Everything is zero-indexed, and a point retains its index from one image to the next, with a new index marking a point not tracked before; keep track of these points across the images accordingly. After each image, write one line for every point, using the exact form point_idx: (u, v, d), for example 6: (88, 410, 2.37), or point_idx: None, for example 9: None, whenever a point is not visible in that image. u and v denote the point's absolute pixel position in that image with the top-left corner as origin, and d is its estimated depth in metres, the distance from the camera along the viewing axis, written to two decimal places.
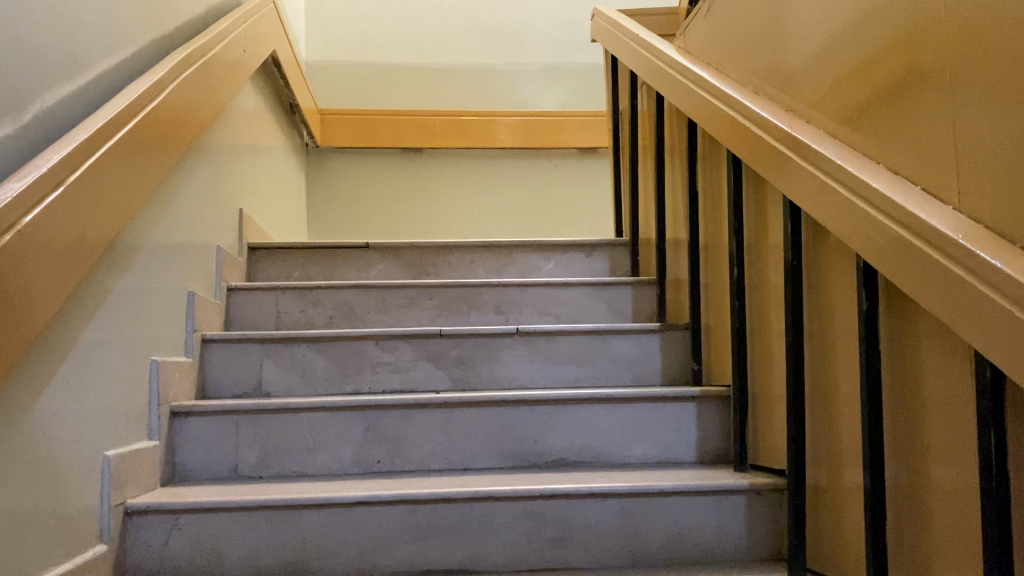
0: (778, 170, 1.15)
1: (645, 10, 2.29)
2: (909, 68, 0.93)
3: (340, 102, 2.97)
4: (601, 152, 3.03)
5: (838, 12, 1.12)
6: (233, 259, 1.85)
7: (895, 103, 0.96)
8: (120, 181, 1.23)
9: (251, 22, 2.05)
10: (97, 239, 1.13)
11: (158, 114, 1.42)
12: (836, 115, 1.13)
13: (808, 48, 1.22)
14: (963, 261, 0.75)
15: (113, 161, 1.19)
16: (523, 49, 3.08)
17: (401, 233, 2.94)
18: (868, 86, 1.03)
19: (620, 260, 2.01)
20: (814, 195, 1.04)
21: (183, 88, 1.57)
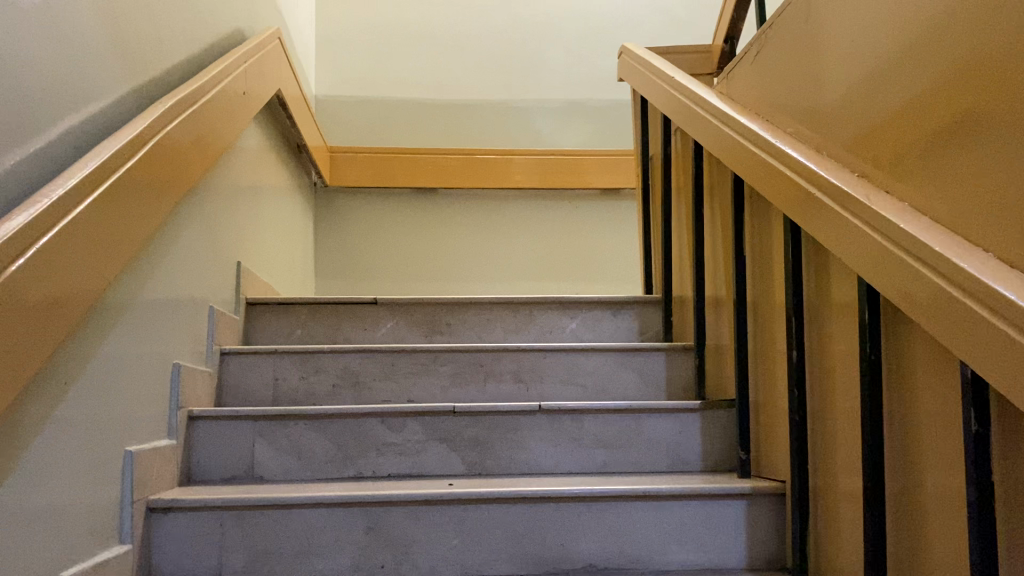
0: (802, 208, 1.10)
1: (676, 48, 2.15)
2: (942, 106, 0.89)
3: (351, 139, 2.84)
4: (624, 194, 2.88)
5: (880, 47, 1.04)
6: (229, 319, 1.69)
7: (927, 143, 0.92)
8: (92, 246, 1.07)
9: (257, 60, 1.91)
10: (59, 321, 0.97)
11: (146, 166, 1.27)
12: (874, 157, 1.05)
13: (846, 85, 1.14)
14: (1001, 311, 0.71)
15: (83, 226, 1.04)
16: (543, 85, 2.94)
17: (410, 280, 2.80)
18: (911, 126, 0.96)
19: (651, 320, 1.84)
20: (856, 246, 0.96)
21: (176, 136, 1.43)
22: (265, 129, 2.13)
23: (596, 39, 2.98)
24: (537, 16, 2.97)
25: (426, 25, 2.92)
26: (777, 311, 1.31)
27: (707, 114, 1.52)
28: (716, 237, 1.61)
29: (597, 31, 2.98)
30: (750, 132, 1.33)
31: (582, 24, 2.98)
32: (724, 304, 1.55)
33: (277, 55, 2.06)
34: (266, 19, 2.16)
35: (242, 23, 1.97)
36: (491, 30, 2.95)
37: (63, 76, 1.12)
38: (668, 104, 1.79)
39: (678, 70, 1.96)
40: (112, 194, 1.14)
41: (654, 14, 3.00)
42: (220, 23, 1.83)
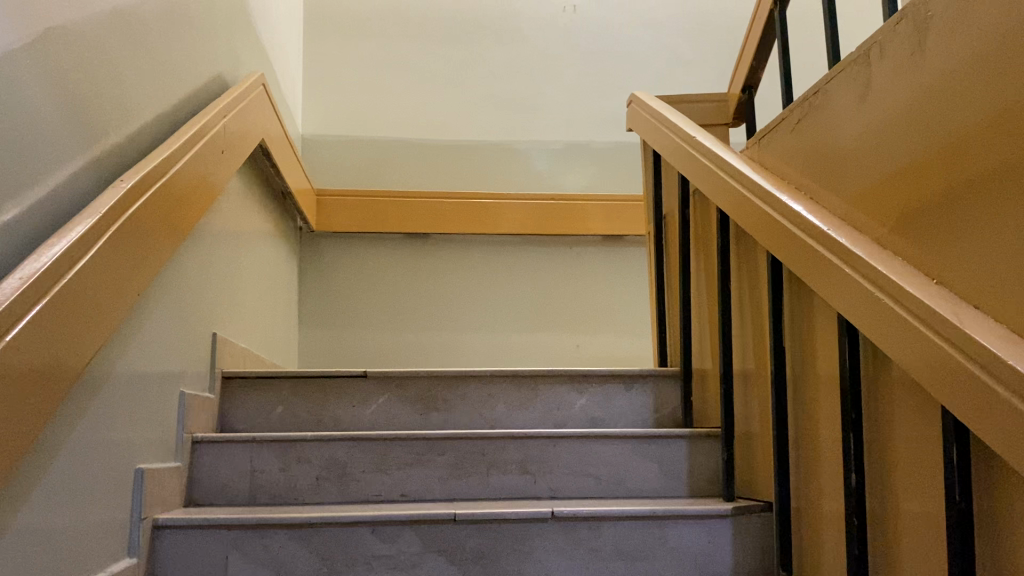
0: (831, 284, 1.02)
1: (689, 96, 2.02)
2: (993, 186, 0.81)
3: (340, 181, 2.68)
4: (626, 241, 2.74)
5: (914, 111, 0.96)
6: (202, 399, 1.52)
7: (975, 226, 0.84)
8: (57, 350, 0.90)
9: (240, 109, 1.76)
10: (12, 451, 0.81)
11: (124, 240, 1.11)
12: (922, 231, 0.94)
13: (882, 148, 1.03)
14: None
15: (47, 329, 0.88)
16: (542, 125, 2.80)
17: (402, 331, 2.63)
18: (969, 203, 0.85)
19: (666, 396, 1.68)
20: (944, 369, 0.80)
21: (158, 201, 1.27)
22: (247, 179, 1.97)
23: (598, 79, 2.85)
24: (536, 53, 2.84)
25: (420, 62, 2.78)
26: (825, 417, 1.15)
27: (729, 177, 1.37)
28: (744, 314, 1.46)
29: (598, 69, 2.85)
30: (785, 205, 1.17)
31: (585, 62, 2.85)
32: (756, 390, 1.40)
33: (263, 101, 1.91)
34: (251, 61, 2.01)
35: (224, 69, 1.82)
36: (488, 68, 2.81)
37: (31, 146, 0.97)
38: (683, 161, 1.64)
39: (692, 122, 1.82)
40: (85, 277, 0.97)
41: (657, 53, 2.88)
42: (200, 69, 1.68)
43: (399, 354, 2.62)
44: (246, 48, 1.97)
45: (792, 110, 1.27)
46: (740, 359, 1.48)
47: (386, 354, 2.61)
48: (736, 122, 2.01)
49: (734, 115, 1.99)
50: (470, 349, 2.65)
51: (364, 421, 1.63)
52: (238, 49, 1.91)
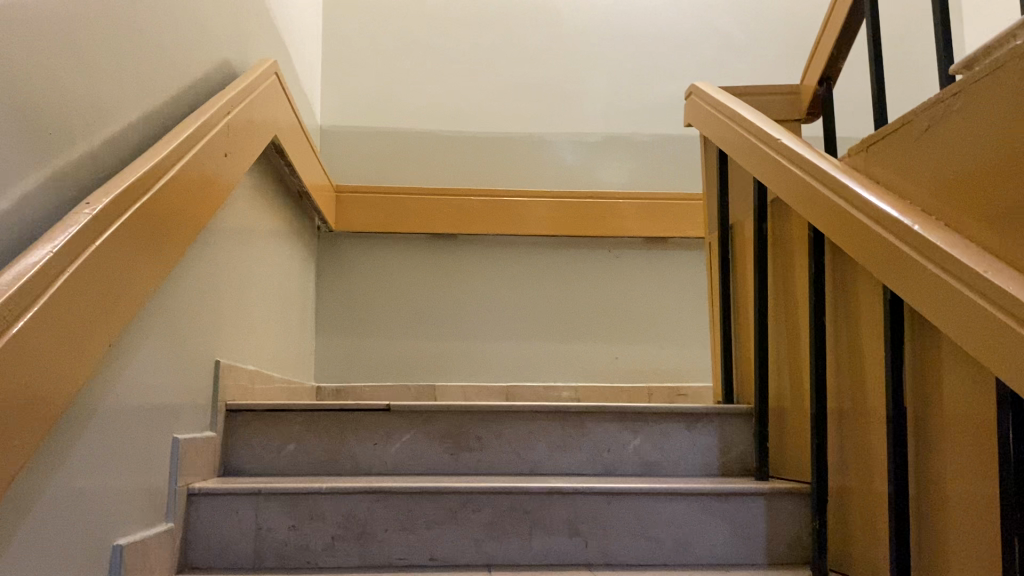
0: (988, 341, 0.80)
1: (757, 88, 1.78)
2: None
3: (361, 175, 2.46)
4: (671, 244, 2.51)
5: None
6: (200, 440, 1.31)
7: None
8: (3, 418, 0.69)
9: (250, 101, 1.54)
10: None
11: (111, 260, 0.90)
12: None
13: None
14: None
15: None
16: (582, 116, 2.56)
17: (426, 341, 2.42)
18: None
19: (733, 437, 1.46)
20: None
21: (156, 211, 1.06)
22: (258, 179, 1.75)
23: (641, 66, 2.61)
24: (573, 37, 2.60)
25: (448, 46, 2.55)
26: (965, 501, 0.92)
27: (833, 193, 1.13)
28: (841, 353, 1.24)
29: (642, 55, 2.61)
30: (923, 237, 0.93)
31: (627, 48, 2.61)
32: (859, 447, 1.18)
33: (276, 91, 1.69)
34: (261, 47, 1.79)
35: (230, 54, 1.60)
36: (522, 53, 2.58)
37: None
38: (761, 166, 1.40)
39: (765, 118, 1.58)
40: (47, 317, 0.76)
41: (706, 36, 2.63)
42: (203, 54, 1.46)
43: (422, 366, 2.41)
44: (256, 30, 1.74)
45: (920, 113, 1.03)
46: (833, 403, 1.26)
47: (408, 366, 2.41)
48: (808, 117, 1.78)
49: (807, 109, 1.76)
50: (499, 361, 2.43)
51: (386, 463, 1.42)
52: (247, 32, 1.69)
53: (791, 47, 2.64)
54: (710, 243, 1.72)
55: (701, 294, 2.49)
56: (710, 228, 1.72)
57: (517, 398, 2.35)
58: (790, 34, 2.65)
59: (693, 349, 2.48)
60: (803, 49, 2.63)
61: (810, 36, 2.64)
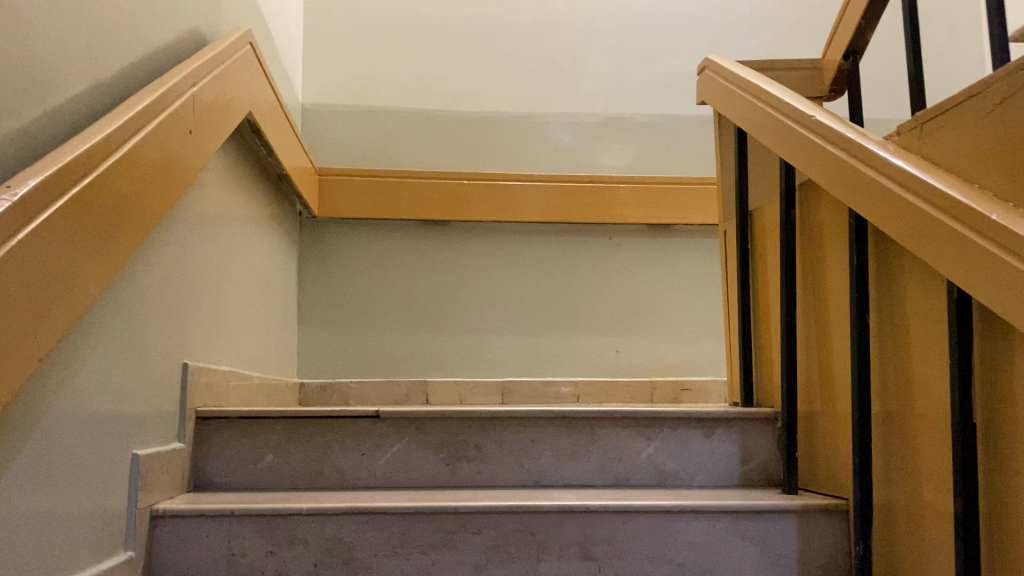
0: None
1: (777, 62, 1.65)
2: None
3: (345, 157, 2.30)
4: (675, 230, 2.37)
5: None
6: (165, 455, 1.17)
7: None
8: None
9: (221, 74, 1.38)
10: None
11: (29, 259, 0.74)
12: None
13: None
14: None
15: None
16: (581, 95, 2.42)
17: (415, 334, 2.28)
18: None
19: (756, 444, 1.34)
20: None
21: (98, 196, 0.90)
22: (232, 161, 1.59)
23: (641, 42, 2.46)
24: (570, 10, 2.45)
25: (437, 20, 2.40)
26: None
27: (884, 177, 0.98)
28: (885, 356, 1.11)
29: (643, 30, 2.47)
30: (1002, 228, 0.79)
31: (629, 23, 2.46)
32: (910, 465, 1.05)
33: (253, 64, 1.53)
34: (234, 14, 1.63)
35: (199, 21, 1.44)
36: (516, 27, 2.43)
37: None
38: (790, 147, 1.26)
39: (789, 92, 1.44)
40: None
41: (710, 11, 2.49)
42: (167, 20, 1.30)
43: (412, 362, 2.27)
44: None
45: (993, 84, 0.88)
46: (876, 410, 1.13)
47: (398, 361, 2.27)
48: (831, 94, 1.65)
49: (831, 85, 1.63)
50: (493, 355, 2.29)
51: (375, 474, 1.28)
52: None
53: (799, 23, 2.50)
54: (726, 232, 1.58)
55: (706, 283, 2.36)
56: (726, 217, 1.59)
57: (513, 394, 2.23)
58: (799, 9, 2.51)
59: (698, 342, 2.35)
60: (812, 24, 2.50)
61: (819, 11, 2.51)
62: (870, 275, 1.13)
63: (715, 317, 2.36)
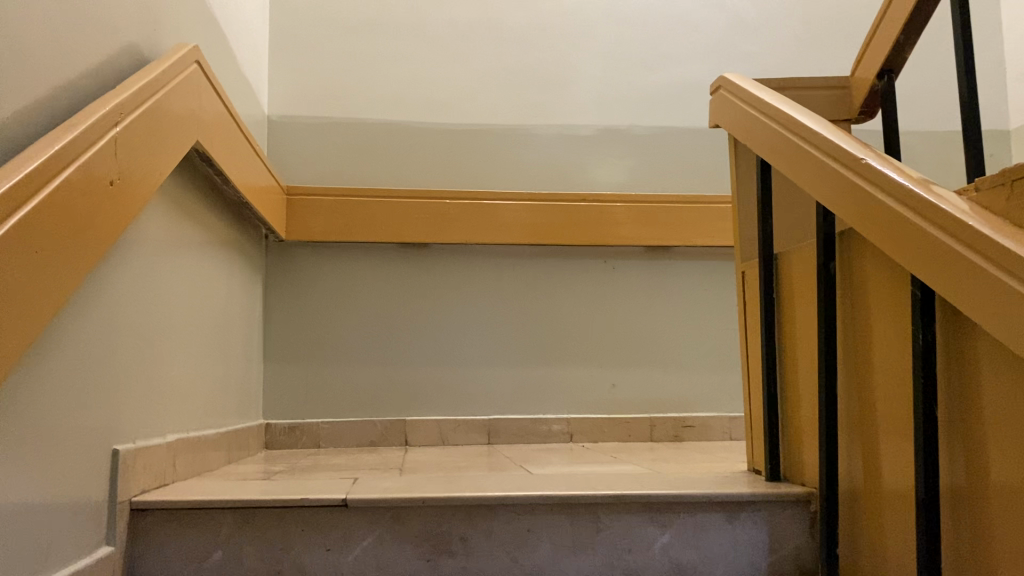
0: None
1: (801, 81, 1.46)
2: None
3: (316, 174, 2.10)
4: (676, 252, 2.19)
5: None
6: (87, 568, 0.96)
7: None
8: None
9: (162, 103, 1.16)
10: None
11: None
12: None
13: None
14: None
15: None
16: (573, 105, 2.22)
17: (392, 368, 2.08)
18: None
19: (785, 529, 1.16)
20: None
21: None
22: (179, 194, 1.38)
23: (640, 47, 2.27)
24: (563, 12, 2.25)
25: (417, 22, 2.19)
26: None
27: (965, 247, 0.81)
28: (956, 434, 0.92)
29: (641, 34, 2.27)
30: None
31: (626, 26, 2.26)
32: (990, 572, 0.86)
33: (204, 85, 1.32)
34: (182, 27, 1.42)
35: (137, 38, 1.23)
36: (504, 29, 2.22)
37: None
38: (833, 193, 1.07)
39: (820, 121, 1.25)
40: None
41: (714, 13, 2.30)
42: (95, 40, 1.08)
43: (389, 399, 2.07)
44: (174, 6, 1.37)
45: None
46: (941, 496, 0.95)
47: (372, 398, 2.07)
48: (861, 116, 1.47)
49: (861, 107, 1.44)
50: (477, 391, 2.10)
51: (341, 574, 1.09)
52: (161, 10, 1.32)
53: (807, 28, 2.33)
54: (743, 272, 1.40)
55: (709, 310, 2.18)
56: (744, 256, 1.41)
57: (500, 434, 2.07)
58: (807, 15, 2.33)
59: (701, 373, 2.16)
60: (820, 30, 2.33)
61: (828, 16, 2.34)
62: (940, 338, 0.94)
63: (720, 346, 2.18)
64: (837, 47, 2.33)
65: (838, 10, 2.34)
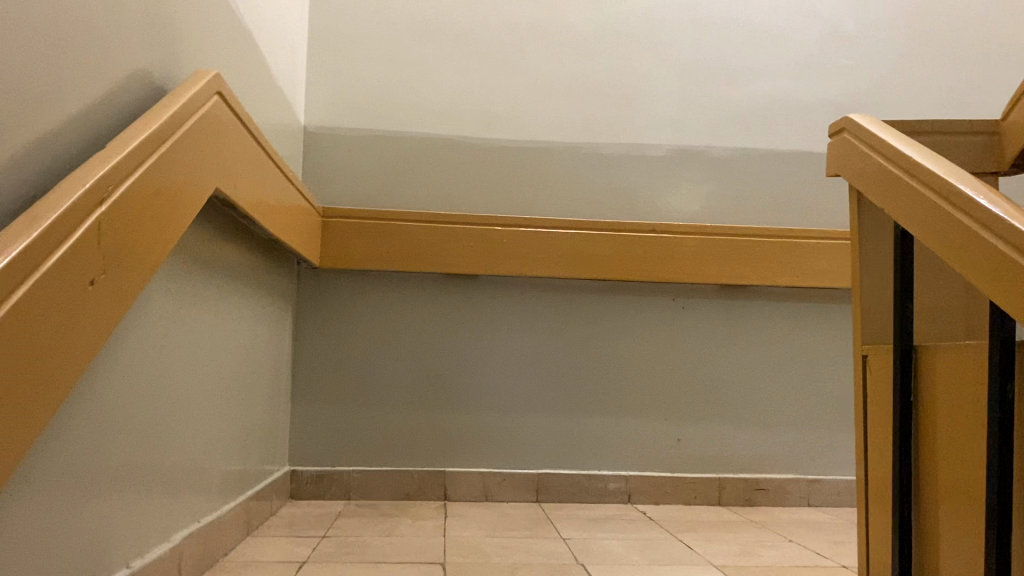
0: None
1: (939, 123, 1.21)
2: None
3: (355, 193, 1.88)
4: (754, 292, 1.95)
5: None
6: None
7: None
8: None
9: (168, 154, 0.92)
10: None
11: None
12: None
13: None
14: None
15: None
16: (643, 121, 1.98)
17: (431, 413, 1.86)
18: None
19: None
20: None
21: None
22: (190, 244, 1.15)
23: (722, 58, 2.01)
24: (636, 16, 1.99)
25: (473, 25, 1.95)
26: None
27: None
28: None
29: (725, 44, 2.01)
30: None
31: (707, 33, 2.01)
32: None
33: (224, 121, 1.09)
34: (203, 41, 1.20)
35: (148, 63, 1.00)
36: (569, 36, 1.98)
37: None
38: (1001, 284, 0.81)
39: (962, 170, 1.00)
40: None
41: (806, 21, 2.03)
42: (93, 75, 0.86)
43: (426, 447, 1.86)
44: (192, 18, 1.15)
45: None
46: None
47: (407, 445, 1.85)
48: (1012, 170, 1.20)
49: (1014, 159, 1.18)
50: (524, 442, 1.88)
51: None
52: (178, 25, 1.10)
53: (911, 40, 2.06)
54: (864, 356, 1.15)
55: (789, 359, 1.94)
56: (868, 336, 1.16)
57: (550, 491, 1.86)
58: (911, 25, 2.06)
59: (778, 431, 1.93)
60: (926, 43, 2.06)
61: (935, 26, 2.06)
62: None
63: (799, 401, 1.94)
64: (943, 63, 2.06)
65: (948, 20, 2.07)
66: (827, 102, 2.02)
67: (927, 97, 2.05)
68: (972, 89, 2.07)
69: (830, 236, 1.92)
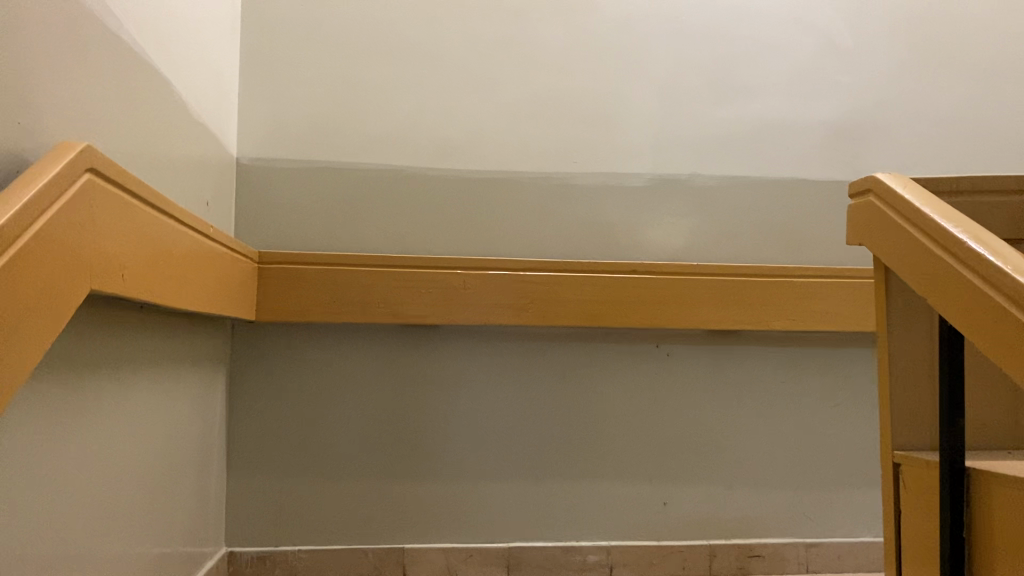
0: None
1: (980, 181, 1.01)
2: None
3: (298, 234, 1.66)
4: (745, 337, 1.76)
5: None
6: None
7: None
8: None
9: (14, 265, 0.67)
10: None
11: None
12: None
13: None
14: None
15: None
16: (620, 147, 1.77)
17: (387, 484, 1.65)
18: None
19: None
20: None
21: None
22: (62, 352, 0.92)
23: (707, 77, 1.81)
24: (612, 30, 1.78)
25: (428, 40, 1.73)
26: None
27: None
28: None
29: (710, 60, 1.81)
30: None
31: (690, 47, 1.80)
32: None
33: (103, 202, 0.85)
34: (81, 90, 0.96)
35: None
36: (536, 52, 1.76)
37: None
38: None
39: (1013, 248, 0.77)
40: None
41: (799, 34, 1.83)
42: None
43: (382, 521, 1.65)
44: (60, 64, 0.91)
45: None
46: None
47: (361, 520, 1.65)
48: None
49: None
50: (493, 512, 1.68)
51: None
52: (44, 75, 0.87)
53: (915, 53, 1.86)
54: (896, 466, 0.96)
55: (784, 410, 1.76)
56: (900, 442, 0.96)
57: (523, 566, 1.67)
58: (914, 37, 1.86)
59: (773, 490, 1.75)
60: (930, 56, 1.87)
61: (940, 38, 1.87)
62: None
63: (796, 456, 1.76)
64: (948, 78, 1.87)
65: (953, 31, 1.88)
66: (821, 125, 1.83)
67: (932, 116, 1.86)
68: (980, 107, 1.88)
69: (829, 275, 1.73)
